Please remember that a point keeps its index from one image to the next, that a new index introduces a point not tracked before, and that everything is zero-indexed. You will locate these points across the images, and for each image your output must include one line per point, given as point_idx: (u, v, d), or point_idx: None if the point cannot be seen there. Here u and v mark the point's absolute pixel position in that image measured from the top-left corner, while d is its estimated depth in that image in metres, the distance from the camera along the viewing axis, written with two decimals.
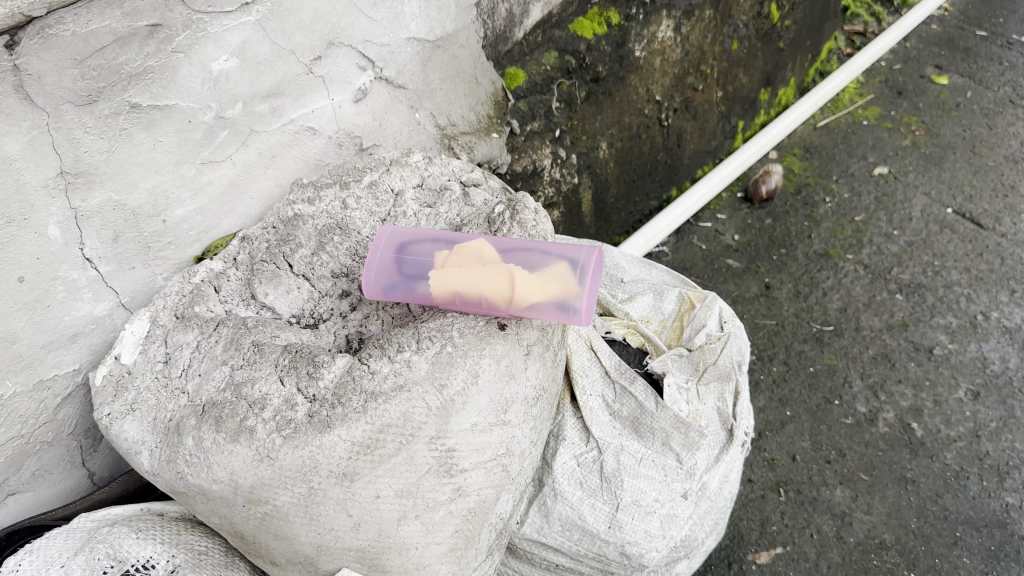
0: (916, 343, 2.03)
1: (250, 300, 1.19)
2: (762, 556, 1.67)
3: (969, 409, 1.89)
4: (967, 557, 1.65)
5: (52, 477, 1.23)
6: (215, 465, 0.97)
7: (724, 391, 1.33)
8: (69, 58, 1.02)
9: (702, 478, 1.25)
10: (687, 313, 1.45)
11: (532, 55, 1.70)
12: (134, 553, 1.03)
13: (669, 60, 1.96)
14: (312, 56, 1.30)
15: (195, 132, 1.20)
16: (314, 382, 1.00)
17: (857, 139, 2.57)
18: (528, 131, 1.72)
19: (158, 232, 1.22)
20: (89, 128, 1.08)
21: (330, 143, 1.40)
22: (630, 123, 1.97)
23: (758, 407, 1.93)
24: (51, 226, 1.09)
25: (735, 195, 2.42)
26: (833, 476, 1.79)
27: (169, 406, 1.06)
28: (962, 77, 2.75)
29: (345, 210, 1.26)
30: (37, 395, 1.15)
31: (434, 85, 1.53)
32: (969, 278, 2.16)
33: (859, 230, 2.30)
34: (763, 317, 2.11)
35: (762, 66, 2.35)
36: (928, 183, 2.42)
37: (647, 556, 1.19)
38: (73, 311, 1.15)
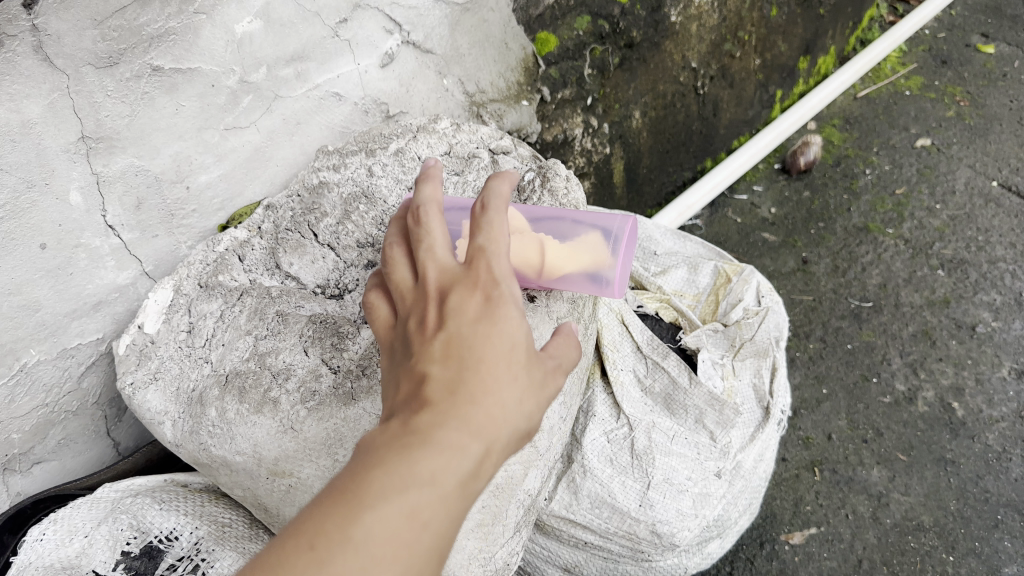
0: (958, 320, 1.96)
1: (274, 269, 1.16)
2: (796, 536, 1.62)
3: (1012, 389, 1.82)
4: (1008, 540, 1.60)
5: (77, 447, 1.22)
6: (239, 437, 0.95)
7: (761, 367, 1.28)
8: (88, 19, 0.99)
9: (736, 457, 1.21)
10: (722, 287, 1.40)
11: (564, 19, 1.59)
12: (157, 525, 1.02)
13: (706, 26, 1.89)
14: (337, 18, 1.26)
15: (219, 96, 1.17)
16: (339, 354, 0.98)
17: (899, 109, 2.48)
18: (560, 99, 1.66)
19: (181, 199, 1.20)
20: (110, 92, 1.05)
21: (356, 109, 1.37)
22: (665, 91, 1.92)
23: (793, 384, 1.88)
24: (73, 192, 1.07)
25: (772, 166, 2.36)
26: (869, 455, 1.74)
27: (192, 375, 1.05)
28: (1009, 46, 2.64)
29: (371, 178, 1.22)
30: (61, 363, 1.14)
31: (462, 51, 1.48)
32: (1015, 254, 2.08)
33: (900, 203, 2.23)
34: (800, 292, 2.06)
35: (802, 33, 2.27)
36: (973, 156, 2.33)
37: (680, 535, 1.15)
38: (96, 280, 1.14)
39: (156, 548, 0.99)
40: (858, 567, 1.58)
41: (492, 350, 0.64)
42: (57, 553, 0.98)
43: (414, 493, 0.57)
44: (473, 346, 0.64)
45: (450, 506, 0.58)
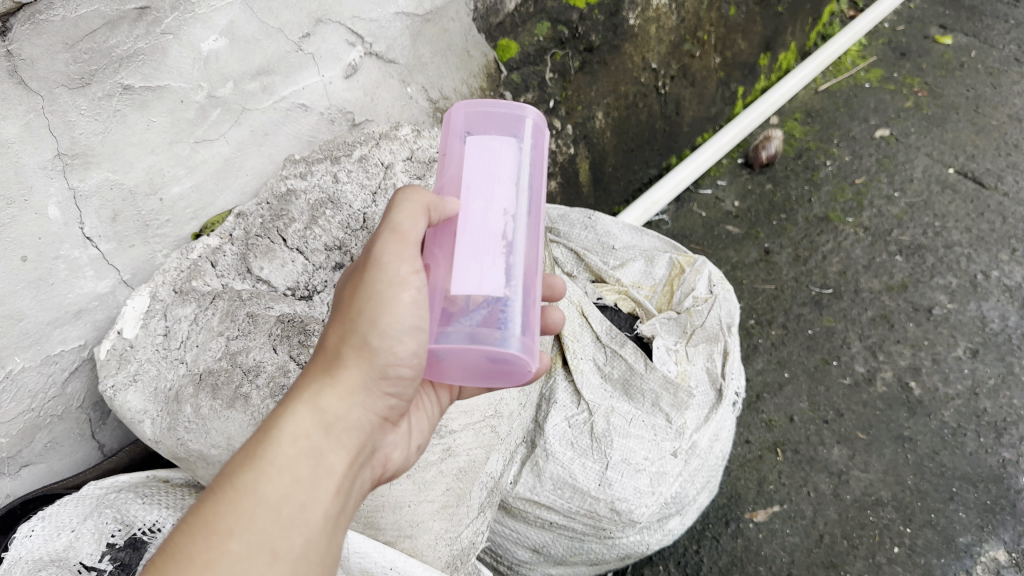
0: (915, 303, 2.03)
1: (246, 273, 1.22)
2: (760, 514, 1.68)
3: (967, 367, 1.89)
4: (963, 511, 1.66)
5: (64, 450, 1.29)
6: (213, 430, 1.04)
7: (713, 352, 1.36)
8: (60, 43, 1.06)
9: (691, 437, 1.28)
10: (677, 278, 1.47)
11: (524, 27, 1.67)
12: (140, 517, 1.10)
13: (663, 28, 1.96)
14: (300, 33, 1.32)
15: (188, 111, 1.23)
16: (306, 349, 1.10)
17: (858, 102, 2.55)
18: (522, 103, 1.73)
19: (155, 210, 1.26)
20: (84, 111, 1.11)
21: (323, 119, 1.42)
22: (626, 92, 1.99)
23: (756, 370, 1.94)
24: (51, 207, 1.13)
25: (735, 161, 2.42)
26: (830, 435, 1.80)
27: (169, 375, 1.13)
28: (966, 36, 2.72)
29: (336, 184, 1.30)
30: (45, 369, 1.20)
31: (425, 59, 1.54)
32: (970, 238, 2.16)
33: (859, 192, 2.30)
34: (763, 282, 2.12)
35: (761, 31, 2.34)
36: (930, 144, 2.41)
37: (637, 512, 1.22)
38: (76, 289, 1.20)
39: (139, 540, 1.07)
40: (820, 541, 1.64)
41: (379, 356, 0.86)
42: (47, 546, 1.05)
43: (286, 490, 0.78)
44: (360, 350, 0.86)
45: (310, 496, 0.80)
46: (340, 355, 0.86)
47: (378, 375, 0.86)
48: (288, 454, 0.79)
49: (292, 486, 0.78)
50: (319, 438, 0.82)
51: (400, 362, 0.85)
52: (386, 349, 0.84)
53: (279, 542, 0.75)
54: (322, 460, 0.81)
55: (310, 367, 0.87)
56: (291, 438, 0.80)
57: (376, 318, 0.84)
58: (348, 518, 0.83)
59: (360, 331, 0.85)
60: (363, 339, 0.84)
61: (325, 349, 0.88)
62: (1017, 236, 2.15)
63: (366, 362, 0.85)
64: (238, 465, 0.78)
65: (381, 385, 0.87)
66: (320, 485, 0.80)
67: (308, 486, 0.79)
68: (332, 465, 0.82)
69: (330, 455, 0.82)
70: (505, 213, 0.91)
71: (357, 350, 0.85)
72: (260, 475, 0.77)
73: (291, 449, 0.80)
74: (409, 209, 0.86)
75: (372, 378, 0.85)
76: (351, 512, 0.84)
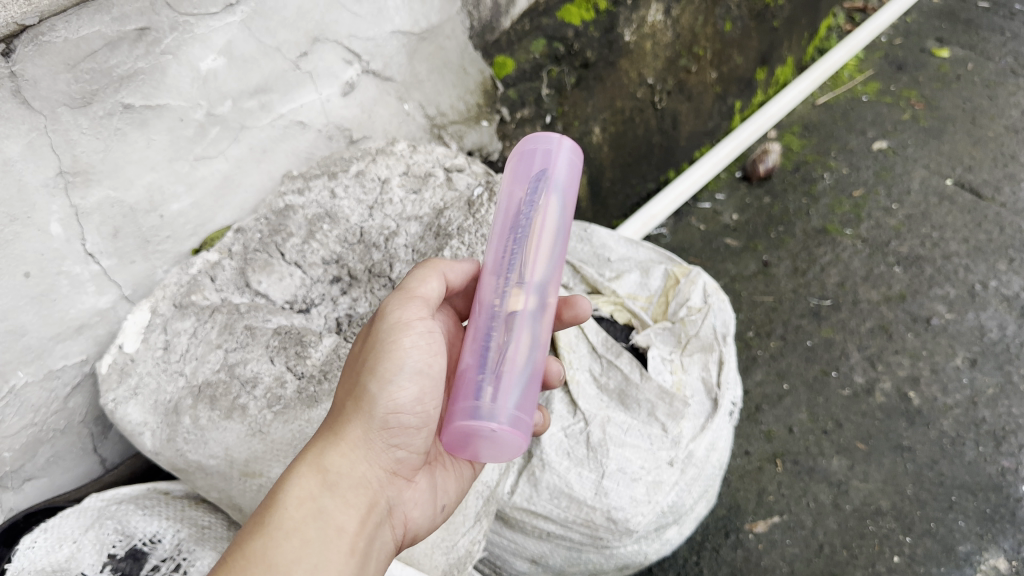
0: (914, 314, 2.02)
1: (244, 287, 1.24)
2: (759, 525, 1.67)
3: (966, 377, 1.88)
4: (962, 520, 1.64)
5: (66, 464, 1.31)
6: (211, 441, 1.09)
7: (708, 361, 1.37)
8: (62, 63, 1.08)
9: (688, 447, 1.29)
10: (672, 289, 1.50)
11: (521, 43, 1.69)
12: (141, 529, 1.11)
13: (660, 44, 1.97)
14: (297, 52, 1.34)
15: (187, 129, 1.25)
16: (302, 361, 1.15)
17: (856, 115, 2.56)
18: (518, 119, 1.74)
19: (156, 227, 1.28)
20: (85, 129, 1.14)
21: (320, 136, 1.45)
22: (623, 108, 2.00)
23: (755, 381, 1.92)
24: (52, 224, 1.15)
25: (733, 175, 2.43)
26: (830, 445, 1.78)
27: (169, 388, 1.15)
28: (962, 49, 2.74)
29: (333, 200, 1.31)
30: (47, 384, 1.22)
31: (422, 77, 1.56)
32: (968, 248, 2.15)
33: (858, 205, 2.29)
34: (761, 293, 2.11)
35: (757, 46, 2.36)
36: (927, 156, 2.41)
37: (634, 520, 1.23)
38: (77, 305, 1.22)
39: (141, 550, 1.08)
40: (820, 551, 1.62)
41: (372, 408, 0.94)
42: (49, 557, 1.06)
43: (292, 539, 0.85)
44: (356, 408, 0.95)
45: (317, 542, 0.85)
46: (341, 419, 0.95)
47: (378, 431, 0.95)
48: (294, 516, 0.87)
49: (300, 544, 0.85)
50: (324, 498, 0.90)
51: (401, 413, 0.94)
52: (385, 401, 0.93)
53: None
54: (329, 516, 0.89)
55: (313, 440, 0.96)
56: (297, 501, 0.88)
57: (375, 372, 0.94)
58: (367, 571, 0.90)
59: (361, 391, 0.94)
60: (366, 394, 0.93)
61: (329, 418, 0.98)
62: (1015, 246, 2.14)
63: (367, 417, 0.94)
64: (248, 534, 0.85)
65: (381, 439, 0.95)
66: (331, 538, 0.87)
67: (318, 541, 0.86)
68: (340, 521, 0.89)
69: (337, 512, 0.90)
70: (493, 277, 1.01)
71: (358, 409, 0.94)
72: (268, 538, 0.84)
73: (297, 510, 0.87)
74: (422, 274, 1.02)
75: (374, 432, 0.94)
76: (369, 563, 0.91)
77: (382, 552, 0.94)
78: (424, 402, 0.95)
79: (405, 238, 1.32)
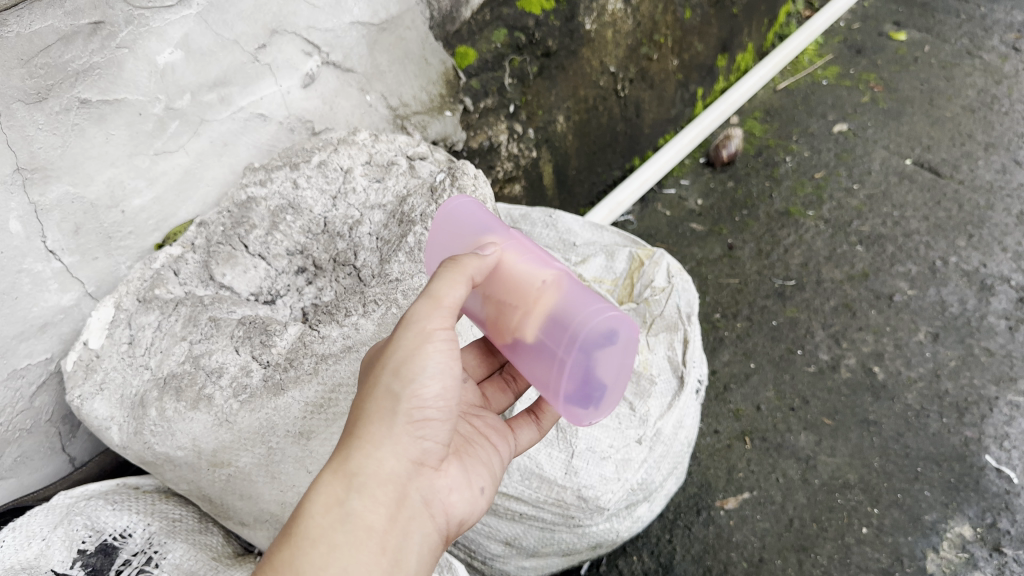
0: (876, 291, 2.05)
1: (208, 280, 1.25)
2: (730, 502, 1.69)
3: (928, 350, 1.90)
4: (928, 490, 1.66)
5: (34, 463, 1.30)
6: (178, 433, 1.09)
7: (673, 340, 1.41)
8: (15, 59, 1.08)
9: (656, 425, 1.31)
10: (636, 271, 1.52)
11: (482, 33, 1.68)
12: (111, 524, 1.11)
13: (620, 32, 1.98)
14: (255, 44, 1.34)
15: (146, 124, 1.25)
16: (267, 350, 1.15)
17: (816, 99, 2.60)
18: (482, 108, 1.75)
19: (117, 222, 1.28)
20: (42, 125, 1.14)
21: (282, 128, 1.44)
22: (586, 96, 2.01)
23: (723, 362, 1.94)
24: (11, 221, 1.15)
25: (697, 161, 2.45)
26: (797, 422, 1.81)
27: (134, 381, 1.16)
28: (919, 32, 2.78)
29: (296, 190, 1.31)
30: (12, 384, 1.21)
31: (383, 68, 1.55)
32: (928, 226, 2.18)
33: (819, 186, 2.33)
34: (727, 276, 2.13)
35: (717, 32, 2.38)
36: (886, 137, 2.45)
37: (604, 498, 1.25)
38: (41, 302, 1.22)
39: (111, 545, 1.08)
40: (790, 526, 1.64)
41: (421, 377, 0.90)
42: (18, 555, 1.06)
43: (334, 517, 0.83)
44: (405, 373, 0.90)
45: (353, 525, 0.83)
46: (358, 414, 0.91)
47: (403, 426, 0.89)
48: (319, 522, 0.83)
49: (330, 553, 0.81)
50: (352, 500, 0.85)
51: (425, 403, 0.90)
52: (410, 393, 0.89)
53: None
54: (358, 518, 0.84)
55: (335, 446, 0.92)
56: (319, 511, 0.84)
57: (396, 369, 0.90)
58: (403, 570, 0.85)
59: (378, 397, 0.90)
60: (384, 390, 0.90)
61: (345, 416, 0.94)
62: (974, 222, 2.17)
63: (390, 412, 0.89)
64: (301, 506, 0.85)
65: (409, 432, 0.89)
66: (360, 542, 0.82)
67: (350, 547, 0.82)
68: (372, 520, 0.84)
69: (367, 511, 0.84)
70: None
71: (379, 405, 0.90)
72: (296, 549, 0.81)
73: (327, 506, 0.84)
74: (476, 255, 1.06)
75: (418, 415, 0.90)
76: (404, 560, 0.86)
77: (421, 547, 0.89)
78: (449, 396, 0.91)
79: (369, 226, 1.32)
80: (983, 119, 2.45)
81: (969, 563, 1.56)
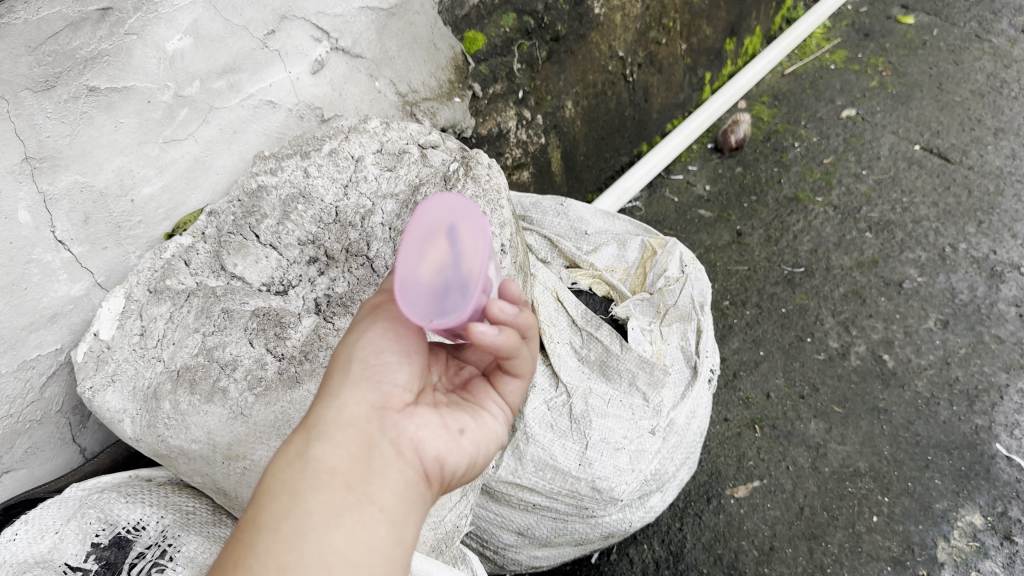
0: (886, 278, 2.03)
1: (220, 271, 1.26)
2: (740, 490, 1.69)
3: (938, 338, 1.89)
4: (939, 478, 1.66)
5: (45, 455, 1.30)
6: (193, 425, 1.08)
7: (687, 330, 1.40)
8: (22, 46, 1.06)
9: (670, 415, 1.31)
10: (649, 260, 1.52)
11: (491, 18, 1.66)
12: (124, 517, 1.10)
13: (629, 15, 1.96)
14: (265, 30, 1.32)
15: (156, 112, 1.24)
16: (282, 342, 1.15)
17: (825, 83, 2.57)
18: (491, 94, 1.73)
19: (127, 212, 1.26)
20: (50, 113, 1.12)
21: (291, 115, 1.43)
22: (595, 81, 1.99)
23: (732, 349, 1.93)
24: (21, 211, 1.14)
25: (705, 146, 2.43)
26: (807, 410, 1.80)
27: (146, 373, 1.15)
28: (928, 15, 2.75)
29: (307, 179, 1.32)
30: (22, 374, 1.21)
31: (392, 53, 1.52)
32: (937, 212, 2.16)
33: (828, 172, 2.31)
34: (736, 263, 2.12)
35: (725, 15, 2.36)
36: (895, 122, 2.42)
37: (618, 489, 1.25)
38: (50, 293, 1.20)
39: (124, 538, 1.08)
40: (800, 514, 1.64)
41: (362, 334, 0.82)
42: (31, 549, 1.06)
43: (292, 468, 0.70)
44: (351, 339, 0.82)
45: (305, 470, 0.69)
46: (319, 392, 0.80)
47: (358, 373, 0.78)
48: (278, 476, 0.70)
49: (290, 501, 0.67)
50: (310, 448, 0.71)
51: (379, 351, 0.80)
52: (359, 348, 0.81)
53: (284, 551, 0.63)
54: (316, 461, 0.70)
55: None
56: (278, 470, 0.70)
57: (348, 341, 0.83)
58: (379, 505, 0.69)
59: (333, 372, 0.80)
60: (338, 356, 0.82)
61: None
62: (983, 209, 2.15)
63: (345, 367, 0.80)
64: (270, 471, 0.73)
65: (363, 377, 0.78)
66: (322, 481, 0.68)
67: (313, 492, 0.67)
68: (335, 463, 0.70)
69: (325, 454, 0.70)
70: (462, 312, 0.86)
71: (338, 369, 0.80)
72: (257, 508, 0.67)
73: (285, 460, 0.71)
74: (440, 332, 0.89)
75: (363, 363, 0.79)
76: (380, 495, 0.69)
77: (402, 486, 0.71)
78: (404, 340, 0.82)
79: (380, 217, 1.30)
80: (992, 104, 2.43)
81: (980, 552, 1.56)
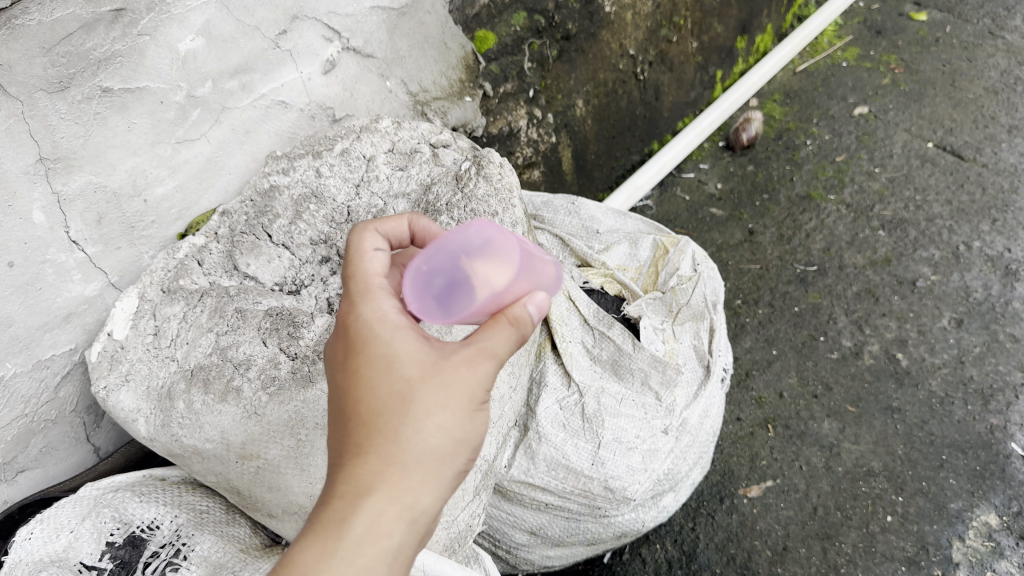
0: (899, 277, 2.02)
1: (233, 270, 1.26)
2: (753, 490, 1.68)
3: (953, 337, 1.88)
4: (953, 478, 1.65)
5: (59, 454, 1.30)
6: (207, 425, 1.09)
7: (699, 329, 1.40)
8: (36, 47, 1.07)
9: (682, 414, 1.31)
10: (661, 259, 1.51)
11: (501, 17, 1.66)
12: (138, 516, 1.11)
13: (640, 14, 1.95)
14: (276, 30, 1.32)
15: (168, 112, 1.24)
16: (295, 341, 1.15)
17: (837, 81, 2.56)
18: (501, 93, 1.73)
19: (140, 212, 1.27)
20: (64, 114, 1.12)
21: (303, 116, 1.43)
22: (606, 79, 1.98)
23: (744, 348, 1.93)
24: (35, 212, 1.14)
25: (716, 144, 2.42)
26: (820, 409, 1.79)
27: (160, 373, 1.16)
28: (940, 12, 2.73)
29: (319, 179, 1.33)
30: (37, 374, 1.21)
31: (403, 53, 1.52)
32: (951, 210, 2.15)
33: (841, 170, 2.30)
34: (748, 262, 2.11)
35: (736, 14, 2.35)
36: (908, 120, 2.41)
37: (630, 489, 1.24)
38: (65, 293, 1.21)
39: (139, 537, 1.08)
40: (814, 514, 1.63)
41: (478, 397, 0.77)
42: (46, 548, 1.06)
43: (378, 547, 0.71)
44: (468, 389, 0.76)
45: (387, 558, 0.71)
46: (408, 408, 0.74)
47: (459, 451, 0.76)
48: (365, 551, 0.70)
49: None
50: (398, 532, 0.72)
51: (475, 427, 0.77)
52: (473, 419, 0.76)
53: None
54: (395, 550, 0.72)
55: (351, 428, 0.75)
56: (366, 533, 0.71)
57: (466, 388, 0.76)
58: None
59: (435, 405, 0.74)
60: (451, 406, 0.75)
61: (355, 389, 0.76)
62: (998, 207, 2.14)
63: (451, 427, 0.75)
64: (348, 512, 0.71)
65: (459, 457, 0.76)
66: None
67: None
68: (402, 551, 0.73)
69: (405, 544, 0.73)
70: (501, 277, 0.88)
71: (444, 420, 0.74)
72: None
73: (372, 530, 0.71)
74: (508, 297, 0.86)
75: (466, 438, 0.76)
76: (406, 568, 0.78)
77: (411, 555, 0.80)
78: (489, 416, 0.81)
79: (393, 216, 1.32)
80: (1006, 101, 2.41)
81: (995, 552, 1.55)
